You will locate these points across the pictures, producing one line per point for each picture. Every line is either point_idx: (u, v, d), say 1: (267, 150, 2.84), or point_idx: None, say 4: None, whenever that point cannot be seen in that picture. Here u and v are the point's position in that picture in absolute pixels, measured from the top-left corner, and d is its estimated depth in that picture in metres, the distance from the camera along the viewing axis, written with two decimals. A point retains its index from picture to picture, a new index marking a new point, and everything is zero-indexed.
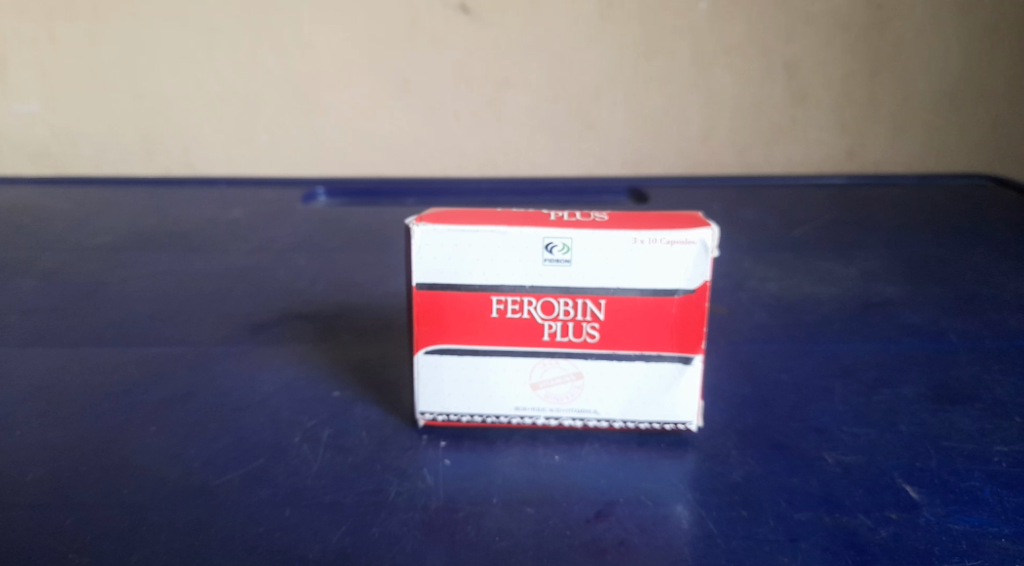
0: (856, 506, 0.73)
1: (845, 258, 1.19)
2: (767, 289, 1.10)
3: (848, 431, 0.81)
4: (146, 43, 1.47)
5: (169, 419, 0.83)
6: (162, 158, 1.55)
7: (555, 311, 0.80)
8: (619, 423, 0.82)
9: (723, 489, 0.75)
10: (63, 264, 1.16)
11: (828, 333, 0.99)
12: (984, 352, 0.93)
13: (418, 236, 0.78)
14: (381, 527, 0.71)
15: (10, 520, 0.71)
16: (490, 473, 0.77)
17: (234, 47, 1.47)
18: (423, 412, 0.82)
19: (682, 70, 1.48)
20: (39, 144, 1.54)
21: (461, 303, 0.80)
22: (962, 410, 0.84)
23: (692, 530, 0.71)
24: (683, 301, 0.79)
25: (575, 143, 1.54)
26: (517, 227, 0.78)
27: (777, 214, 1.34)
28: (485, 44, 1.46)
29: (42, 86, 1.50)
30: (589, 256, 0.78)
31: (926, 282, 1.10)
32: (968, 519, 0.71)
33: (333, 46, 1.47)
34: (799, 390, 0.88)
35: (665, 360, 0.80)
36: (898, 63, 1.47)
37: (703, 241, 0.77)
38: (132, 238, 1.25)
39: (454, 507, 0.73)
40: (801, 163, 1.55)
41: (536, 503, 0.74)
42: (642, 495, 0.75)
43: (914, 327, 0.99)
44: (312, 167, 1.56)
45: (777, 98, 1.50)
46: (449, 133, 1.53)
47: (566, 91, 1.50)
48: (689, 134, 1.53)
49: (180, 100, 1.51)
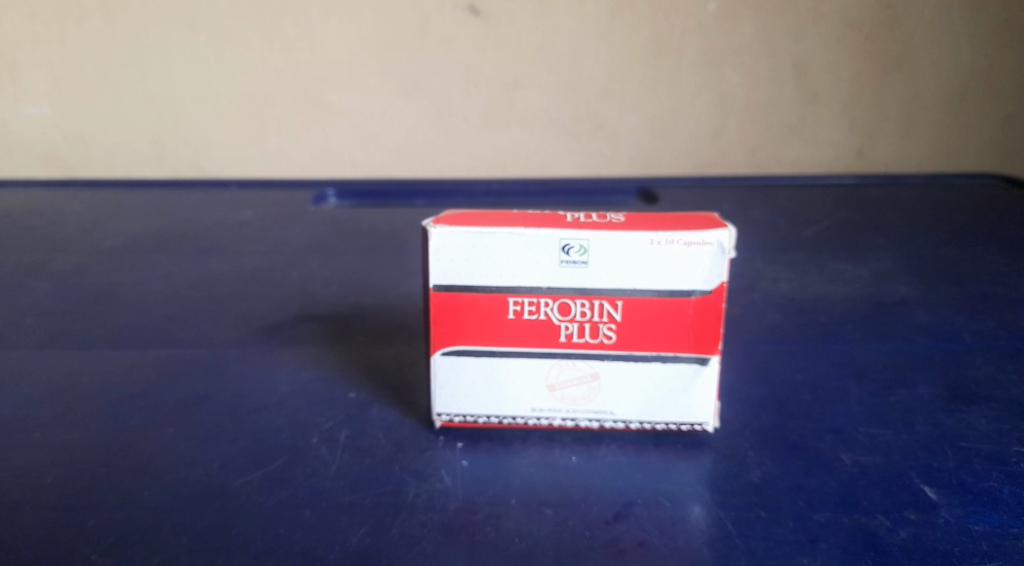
0: (874, 507, 0.73)
1: (857, 257, 1.19)
2: (780, 289, 1.10)
3: (864, 432, 0.81)
4: (156, 45, 1.48)
5: (187, 421, 0.83)
6: (172, 160, 1.56)
7: (572, 312, 0.80)
8: (635, 424, 0.82)
9: (741, 490, 0.75)
10: (78, 266, 1.16)
11: (842, 333, 0.98)
12: (999, 353, 0.93)
13: (435, 238, 0.78)
14: (401, 528, 0.71)
15: (31, 522, 0.72)
16: (508, 474, 0.77)
17: (244, 49, 1.48)
18: (440, 413, 0.82)
19: (692, 70, 1.48)
20: (50, 146, 1.54)
21: (478, 304, 0.80)
22: (978, 411, 0.84)
23: (710, 531, 0.71)
24: (700, 302, 0.79)
25: (585, 144, 1.54)
26: (534, 228, 0.78)
27: (788, 214, 1.34)
28: (495, 45, 1.46)
29: (54, 88, 1.51)
30: (606, 258, 0.78)
31: (939, 282, 1.10)
32: (988, 520, 0.71)
33: (343, 48, 1.47)
34: (815, 391, 0.88)
35: (682, 361, 0.80)
36: (909, 63, 1.47)
37: (720, 242, 0.77)
38: (145, 239, 1.26)
39: (473, 508, 0.73)
40: (811, 163, 1.55)
41: (555, 504, 0.74)
42: (660, 496, 0.75)
43: (928, 327, 0.99)
44: (322, 169, 1.56)
45: (788, 98, 1.50)
46: (458, 135, 1.54)
47: (575, 92, 1.50)
48: (698, 134, 1.53)
49: (191, 102, 1.52)
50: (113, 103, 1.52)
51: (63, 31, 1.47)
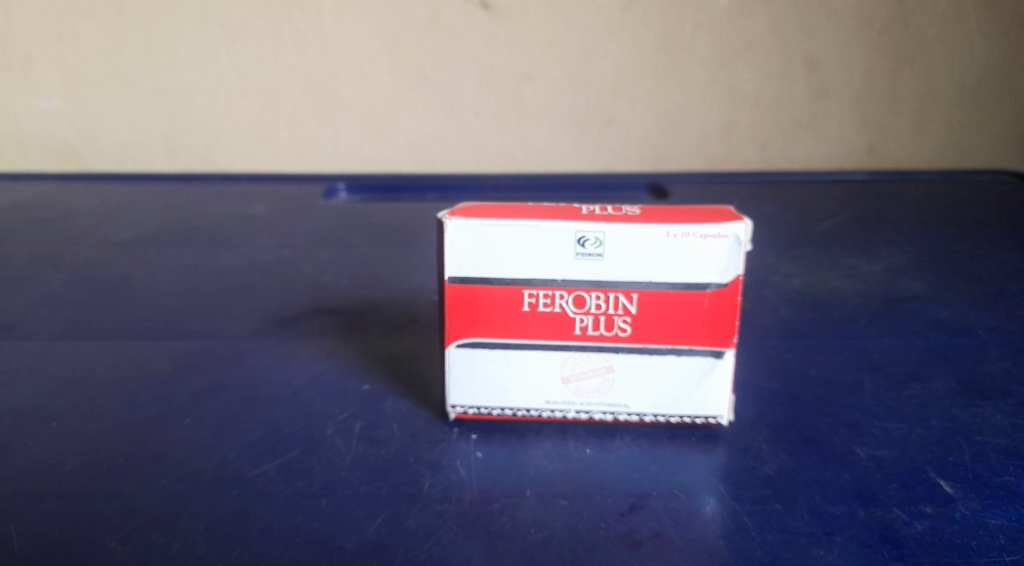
0: (890, 500, 0.73)
1: (870, 253, 1.18)
2: (792, 284, 1.10)
3: (879, 426, 0.81)
4: (167, 39, 1.48)
5: (203, 411, 0.84)
6: (183, 154, 1.56)
7: (587, 304, 0.80)
8: (649, 417, 0.82)
9: (756, 482, 0.75)
10: (91, 259, 1.17)
11: (855, 328, 0.98)
12: (1014, 348, 0.93)
13: (450, 229, 0.78)
14: (416, 518, 0.71)
15: (49, 510, 0.72)
16: (523, 466, 0.77)
17: (255, 43, 1.48)
18: (454, 405, 0.82)
19: (703, 66, 1.48)
20: (62, 140, 1.55)
21: (493, 296, 0.80)
22: (993, 405, 0.84)
23: (725, 524, 0.71)
24: (715, 295, 0.79)
25: (595, 139, 1.54)
26: (549, 220, 0.78)
27: (799, 210, 1.34)
28: (505, 41, 1.46)
29: (66, 83, 1.51)
30: (621, 251, 0.78)
31: (952, 277, 1.10)
32: (1005, 514, 0.71)
33: (354, 43, 1.47)
34: (829, 385, 0.88)
35: (697, 354, 0.80)
36: (921, 58, 1.47)
37: (736, 235, 0.77)
38: (158, 233, 1.26)
39: (488, 499, 0.74)
40: (822, 160, 1.54)
41: (570, 495, 0.74)
42: (675, 488, 0.75)
43: (942, 322, 0.99)
44: (332, 164, 1.57)
45: (799, 94, 1.49)
46: (469, 130, 1.54)
47: (586, 87, 1.50)
48: (709, 129, 1.53)
49: (202, 96, 1.52)
50: (124, 97, 1.53)
51: (75, 25, 1.47)
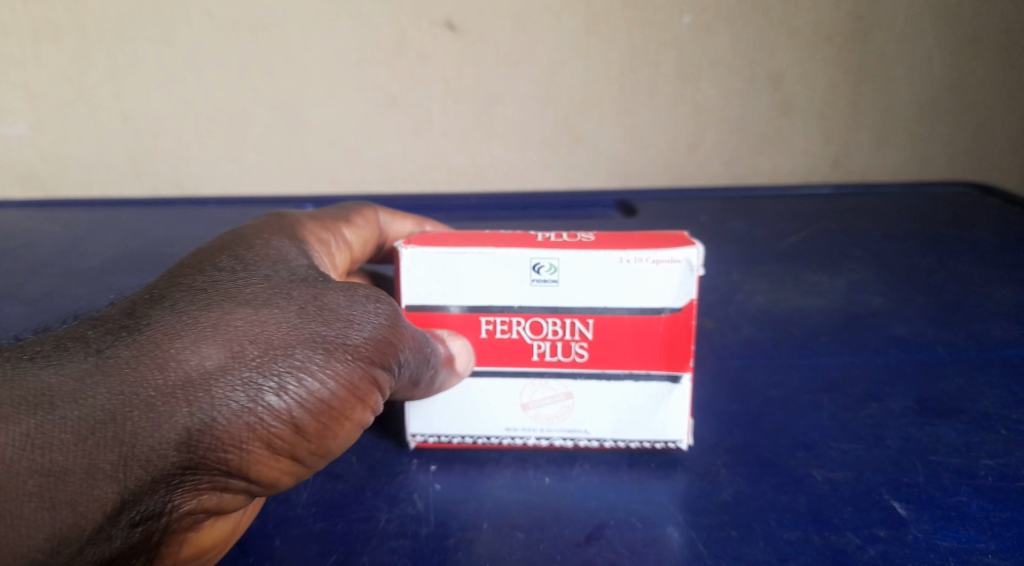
0: (844, 524, 0.73)
1: (833, 268, 1.19)
2: (756, 302, 1.10)
3: (836, 448, 0.82)
4: (132, 64, 1.48)
5: None
6: (150, 177, 1.56)
7: (543, 331, 0.80)
8: (609, 442, 0.82)
9: (713, 509, 0.76)
10: (54, 288, 1.17)
11: (815, 346, 0.99)
12: (970, 364, 0.94)
13: (406, 258, 0.79)
14: (371, 556, 0.71)
15: None
16: (480, 498, 0.77)
17: (221, 67, 1.47)
18: (413, 434, 0.82)
19: (668, 83, 1.48)
20: (28, 165, 1.55)
21: (450, 324, 0.81)
22: (948, 424, 0.85)
23: (682, 553, 0.72)
24: (670, 320, 0.80)
25: (563, 156, 1.55)
26: (504, 248, 0.78)
27: (764, 225, 1.35)
28: (471, 61, 1.47)
29: (30, 108, 1.51)
30: (576, 277, 0.79)
31: (912, 292, 1.11)
32: (955, 536, 0.72)
33: (320, 65, 1.47)
34: (788, 406, 0.88)
35: (654, 378, 0.81)
36: (882, 73, 1.48)
37: (688, 259, 0.78)
38: (122, 259, 1.26)
39: (445, 533, 0.73)
40: (787, 173, 1.56)
41: (528, 527, 0.74)
42: (633, 517, 0.75)
43: (901, 339, 1.00)
44: (302, 184, 1.57)
45: (763, 109, 1.51)
46: (437, 149, 1.54)
47: (553, 104, 1.50)
48: (675, 145, 1.54)
49: (168, 120, 1.52)
50: (89, 122, 1.52)
51: (38, 50, 1.47)
